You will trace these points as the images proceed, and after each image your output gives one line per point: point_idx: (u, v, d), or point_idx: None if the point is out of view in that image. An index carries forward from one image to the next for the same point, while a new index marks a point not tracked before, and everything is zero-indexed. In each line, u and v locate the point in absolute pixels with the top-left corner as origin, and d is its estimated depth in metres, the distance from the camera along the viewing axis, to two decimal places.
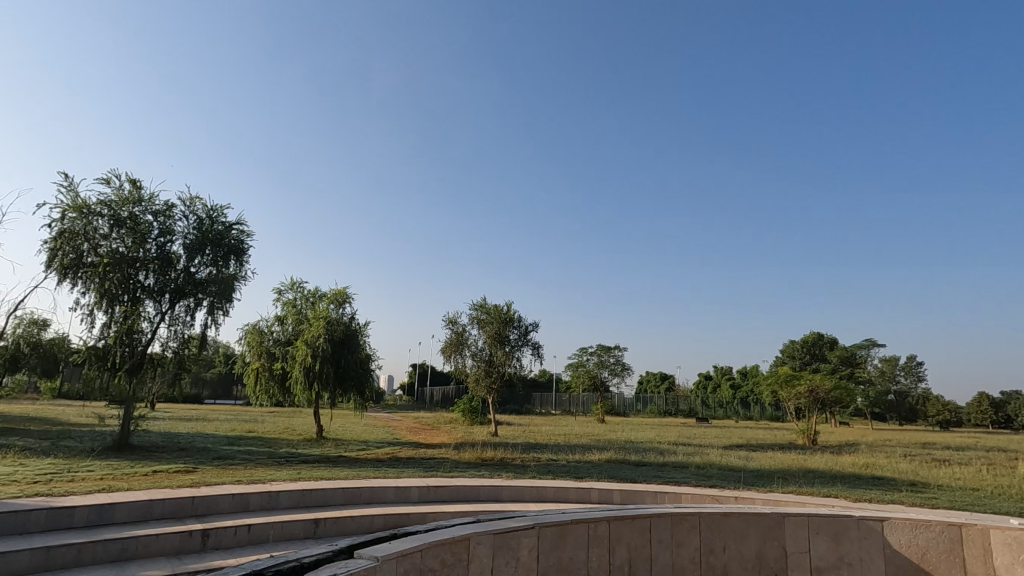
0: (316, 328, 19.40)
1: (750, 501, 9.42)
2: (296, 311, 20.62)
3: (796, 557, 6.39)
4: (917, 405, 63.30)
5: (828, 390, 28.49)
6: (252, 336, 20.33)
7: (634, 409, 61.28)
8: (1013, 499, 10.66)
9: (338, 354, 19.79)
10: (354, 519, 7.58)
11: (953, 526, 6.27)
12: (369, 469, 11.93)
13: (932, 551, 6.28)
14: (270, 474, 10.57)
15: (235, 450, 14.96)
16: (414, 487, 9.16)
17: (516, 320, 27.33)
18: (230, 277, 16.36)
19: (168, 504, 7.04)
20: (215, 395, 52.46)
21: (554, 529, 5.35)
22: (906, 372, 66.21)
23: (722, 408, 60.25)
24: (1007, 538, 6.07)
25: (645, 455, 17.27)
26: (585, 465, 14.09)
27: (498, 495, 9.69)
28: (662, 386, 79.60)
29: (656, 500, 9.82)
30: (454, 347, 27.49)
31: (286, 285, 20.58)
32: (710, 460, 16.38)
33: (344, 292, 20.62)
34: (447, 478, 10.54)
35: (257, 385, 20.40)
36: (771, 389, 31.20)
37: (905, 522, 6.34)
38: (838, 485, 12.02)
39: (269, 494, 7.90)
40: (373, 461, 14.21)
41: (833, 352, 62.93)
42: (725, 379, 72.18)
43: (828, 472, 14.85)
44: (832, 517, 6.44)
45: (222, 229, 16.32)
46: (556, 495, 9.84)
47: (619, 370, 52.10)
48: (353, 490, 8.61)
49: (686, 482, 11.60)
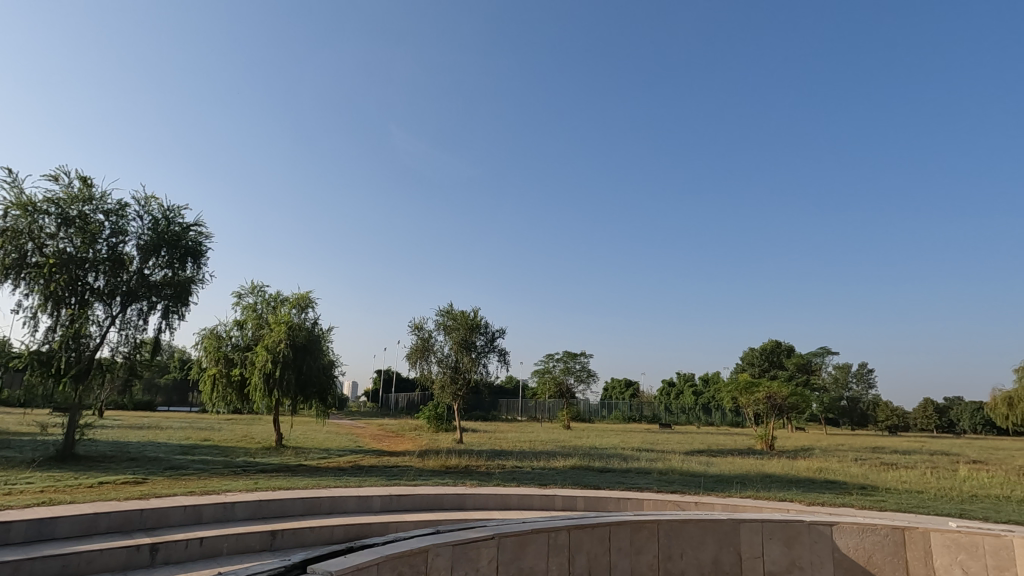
0: (277, 333, 18.93)
1: (710, 506, 9.63)
2: (256, 315, 20.10)
3: (750, 562, 6.55)
4: (868, 410, 65.82)
5: (784, 397, 29.40)
6: (209, 341, 19.70)
7: (599, 415, 61.93)
8: (955, 502, 11.16)
9: (299, 360, 19.35)
10: (313, 530, 7.39)
11: (898, 529, 6.53)
12: (330, 478, 11.66)
13: (878, 554, 6.52)
14: (226, 484, 10.21)
15: (189, 459, 14.43)
16: (376, 497, 9.00)
17: (482, 326, 27.29)
18: (187, 279, 15.83)
19: (114, 517, 6.72)
20: (169, 402, 50.57)
21: (513, 539, 5.33)
22: (858, 379, 68.84)
23: (685, 414, 61.43)
24: (945, 540, 6.38)
25: (609, 462, 17.44)
26: (549, 473, 14.13)
27: (462, 503, 9.62)
28: (627, 393, 80.69)
29: (618, 506, 9.92)
30: (420, 353, 27.24)
31: (246, 288, 20.04)
32: (672, 466, 16.68)
33: (307, 296, 20.21)
34: (411, 487, 10.41)
35: (213, 392, 19.73)
36: (732, 396, 32.00)
37: (853, 526, 6.56)
38: (793, 489, 12.39)
39: (224, 505, 7.63)
40: (334, 469, 13.89)
41: (791, 360, 65.04)
42: (687, 385, 73.66)
43: (784, 477, 15.29)
44: (786, 523, 6.62)
45: (179, 230, 15.80)
46: (521, 503, 9.84)
47: (585, 377, 52.60)
48: (313, 500, 8.41)
49: (648, 488, 11.76)
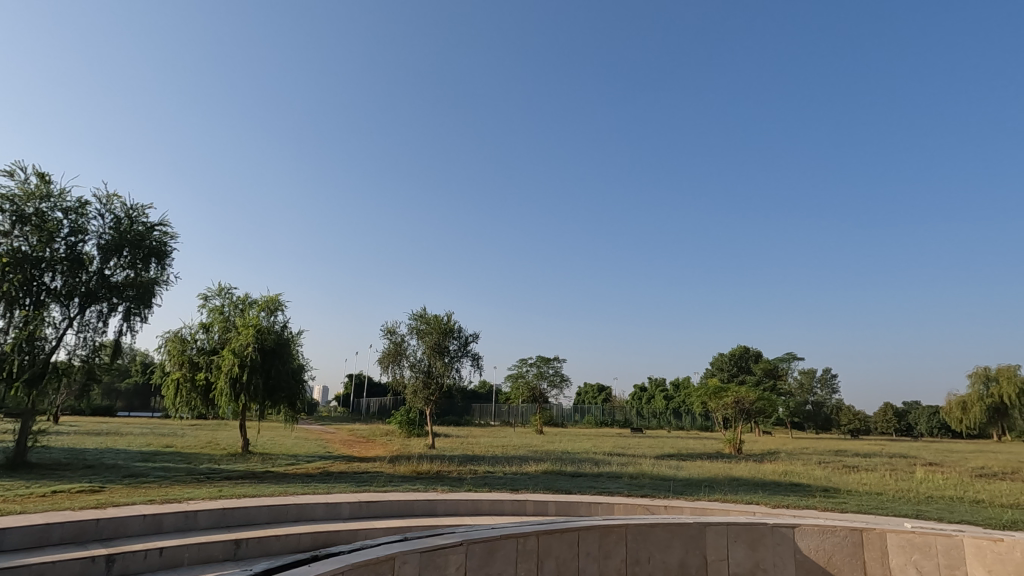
0: (245, 336, 18.50)
1: (679, 510, 9.76)
2: (223, 318, 19.61)
3: (715, 564, 6.66)
4: (832, 414, 67.73)
5: (752, 401, 30.03)
6: (172, 344, 19.13)
7: (572, 420, 62.15)
8: (912, 503, 11.55)
9: (268, 364, 18.94)
10: (279, 538, 7.21)
11: (857, 530, 6.71)
12: (297, 485, 11.41)
13: (837, 555, 6.70)
14: (188, 492, 9.89)
15: (150, 467, 13.94)
16: (345, 503, 8.85)
17: (456, 330, 27.17)
18: (150, 281, 15.36)
19: (68, 528, 6.45)
20: (130, 407, 48.97)
21: (482, 545, 5.32)
22: (822, 384, 70.82)
23: (656, 419, 62.23)
24: (901, 540, 6.62)
25: (581, 466, 17.53)
26: (521, 478, 14.12)
27: (432, 509, 9.54)
28: (599, 398, 81.36)
29: (589, 511, 9.97)
30: (392, 357, 26.97)
31: (213, 290, 19.56)
32: (643, 470, 16.85)
33: (276, 299, 19.82)
34: (380, 493, 10.26)
35: (176, 397, 19.12)
36: (701, 401, 32.52)
37: (814, 527, 6.74)
38: (760, 492, 12.64)
39: (186, 513, 7.40)
40: (303, 476, 13.59)
41: (758, 365, 66.52)
42: (659, 391, 74.62)
43: (750, 480, 15.61)
44: (749, 525, 6.76)
45: (142, 229, 15.33)
46: (492, 508, 9.81)
47: (558, 381, 52.78)
48: (280, 507, 8.23)
49: (619, 492, 11.84)
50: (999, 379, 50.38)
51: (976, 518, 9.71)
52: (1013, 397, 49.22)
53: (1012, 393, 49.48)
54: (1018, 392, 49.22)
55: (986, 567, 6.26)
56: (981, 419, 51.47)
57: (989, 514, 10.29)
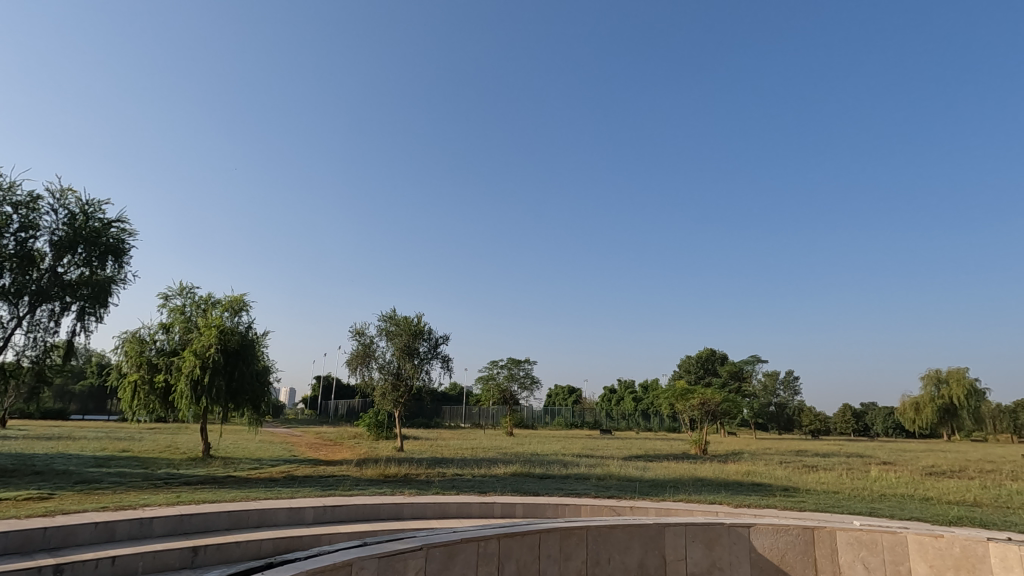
0: (207, 337, 18.01)
1: (645, 510, 9.91)
2: (185, 318, 19.07)
3: (673, 564, 6.79)
4: (794, 415, 69.78)
5: (717, 403, 30.69)
6: (130, 345, 18.50)
7: (542, 421, 62.31)
8: (867, 501, 12.00)
9: (231, 366, 18.46)
10: (239, 545, 7.04)
11: (808, 529, 6.94)
12: (260, 490, 11.18)
13: (790, 553, 6.91)
14: (144, 498, 9.56)
15: (105, 472, 13.45)
16: (309, 508, 8.71)
17: (426, 332, 26.98)
18: (106, 280, 14.81)
19: (12, 537, 6.14)
20: (84, 410, 47.08)
21: (441, 549, 5.30)
22: (785, 386, 72.91)
23: (625, 420, 63.12)
24: (849, 538, 6.86)
25: (550, 468, 17.69)
26: (490, 480, 14.09)
27: (399, 512, 9.48)
28: (570, 399, 82.09)
29: (555, 513, 10.04)
30: (361, 359, 26.62)
31: (174, 290, 18.98)
32: (610, 472, 17.05)
33: (241, 299, 19.34)
34: (346, 497, 10.12)
35: (133, 400, 18.45)
36: (669, 402, 33.02)
37: (768, 527, 6.94)
38: (722, 492, 12.93)
39: (140, 521, 7.15)
40: (266, 480, 13.32)
41: (724, 367, 68.07)
42: (628, 392, 75.64)
43: (713, 480, 15.99)
44: (707, 526, 6.93)
45: (98, 226, 14.81)
46: (459, 511, 9.77)
47: (528, 384, 52.91)
48: (240, 513, 8.04)
49: (586, 494, 11.95)
50: (949, 381, 52.90)
51: (925, 515, 10.11)
52: (962, 398, 51.76)
53: (961, 394, 52.05)
54: (966, 393, 51.86)
55: (928, 562, 6.58)
56: (932, 419, 53.61)
57: (937, 511, 10.78)
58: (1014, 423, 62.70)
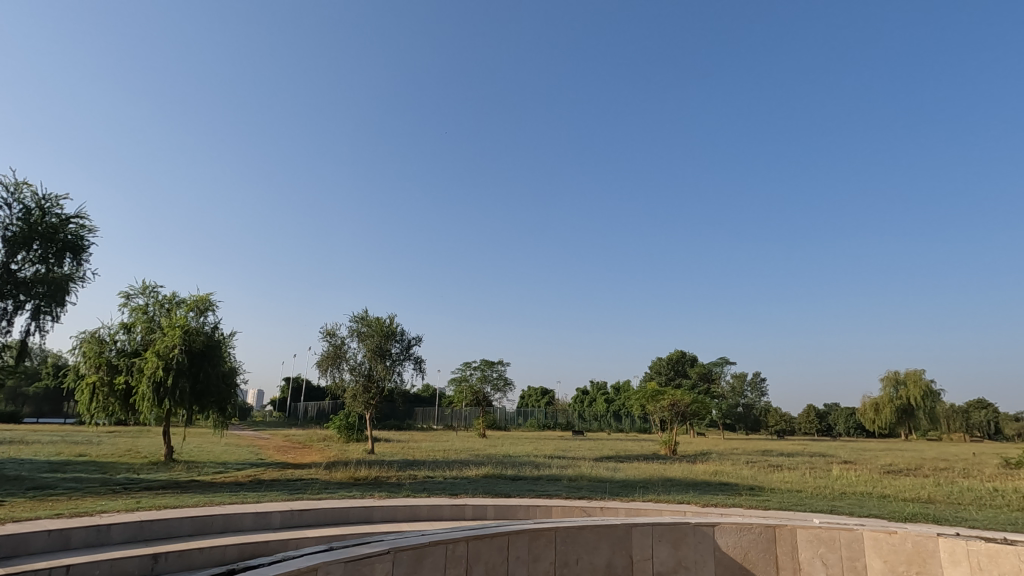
0: (171, 337, 17.52)
1: (615, 511, 10.03)
2: (147, 317, 18.52)
3: (640, 564, 6.89)
4: (761, 416, 71.62)
5: (687, 404, 31.25)
6: (89, 345, 17.83)
7: (515, 423, 62.36)
8: (830, 500, 12.34)
9: (195, 367, 17.96)
10: (202, 551, 6.83)
11: (770, 527, 7.13)
12: (224, 494, 10.90)
13: (752, 551, 7.09)
14: (101, 504, 9.22)
15: (61, 477, 12.94)
16: (276, 512, 8.55)
17: (398, 333, 26.75)
18: (63, 277, 14.27)
19: None
20: (39, 413, 45.41)
21: (409, 553, 5.27)
22: (752, 387, 74.76)
23: (597, 421, 63.81)
24: (809, 536, 7.07)
25: (522, 469, 17.74)
26: (461, 482, 14.06)
27: (369, 516, 9.37)
28: (543, 401, 82.49)
29: (527, 514, 10.08)
30: (331, 360, 26.22)
31: (136, 289, 18.39)
32: (582, 472, 17.21)
33: (207, 298, 18.87)
34: (314, 501, 9.96)
35: (92, 402, 17.80)
36: (640, 404, 33.46)
37: (732, 526, 7.10)
38: (691, 492, 13.15)
39: (97, 528, 6.89)
40: (231, 484, 13.03)
41: (694, 369, 69.44)
42: (600, 394, 76.38)
43: (682, 480, 16.32)
44: (674, 526, 7.05)
45: (56, 221, 14.28)
46: (430, 513, 9.73)
47: (501, 386, 53.02)
48: (204, 519, 7.83)
49: (558, 495, 12.05)
50: (907, 382, 55.05)
51: (882, 512, 10.49)
52: (919, 399, 53.96)
53: (918, 395, 54.24)
54: (922, 394, 54.09)
55: (882, 557, 6.83)
56: (891, 419, 55.60)
57: (894, 508, 11.20)
58: (966, 422, 65.79)
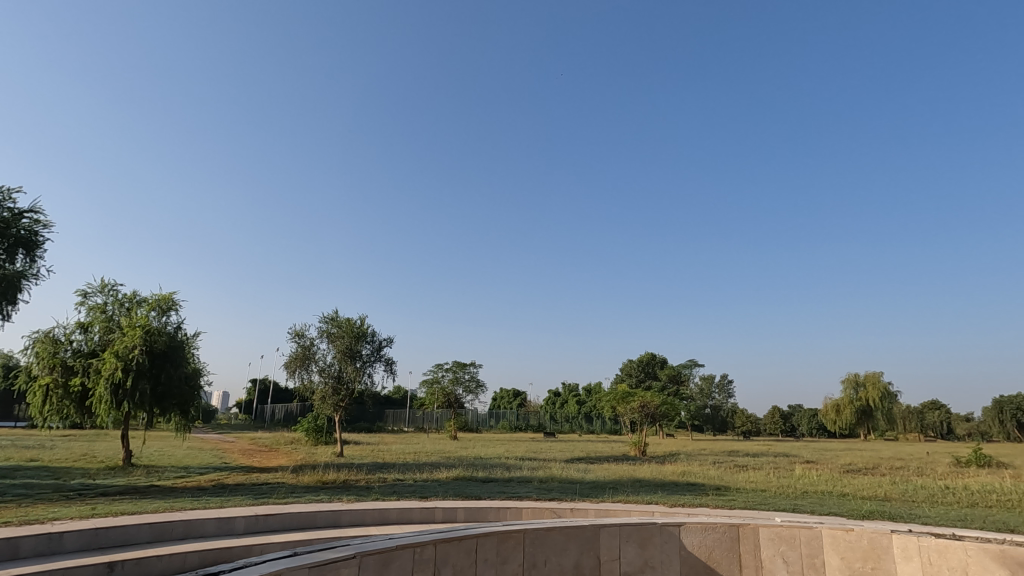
0: (131, 338, 16.92)
1: (585, 512, 10.11)
2: (106, 317, 17.85)
3: (608, 564, 6.96)
4: (728, 417, 73.15)
5: (656, 406, 31.73)
6: (42, 345, 17.11)
7: (487, 425, 62.19)
8: (793, 499, 12.69)
9: (157, 368, 17.38)
10: (160, 558, 6.62)
11: (733, 526, 7.29)
12: (185, 499, 10.57)
13: (717, 550, 7.24)
14: (54, 511, 8.85)
15: (10, 484, 12.36)
16: (239, 517, 8.33)
17: (369, 334, 26.44)
18: (16, 274, 13.67)
19: None
20: None
21: (375, 557, 5.20)
22: (720, 389, 76.32)
23: (568, 423, 64.20)
24: (771, 534, 7.25)
25: (493, 471, 17.74)
26: (431, 484, 13.96)
27: (336, 520, 9.21)
28: (514, 403, 82.58)
29: (497, 516, 10.07)
30: (300, 362, 25.76)
31: (94, 287, 17.70)
32: (553, 474, 17.31)
33: (170, 298, 18.30)
34: (279, 506, 9.75)
35: (44, 405, 17.05)
36: (611, 406, 33.80)
37: (697, 526, 7.24)
38: (659, 492, 13.36)
39: (48, 536, 6.61)
40: (193, 489, 12.66)
41: (664, 371, 70.50)
42: (572, 396, 76.89)
43: (651, 481, 16.55)
44: (641, 526, 7.14)
45: (8, 216, 13.66)
46: (399, 517, 9.64)
47: (473, 388, 52.89)
48: (163, 525, 7.59)
49: (528, 496, 12.07)
50: (866, 384, 56.96)
51: (841, 510, 10.86)
52: (877, 400, 55.89)
53: (876, 397, 56.15)
54: (880, 396, 56.06)
55: (839, 554, 7.05)
56: (851, 420, 57.46)
57: (851, 505, 11.60)
58: (921, 422, 68.46)
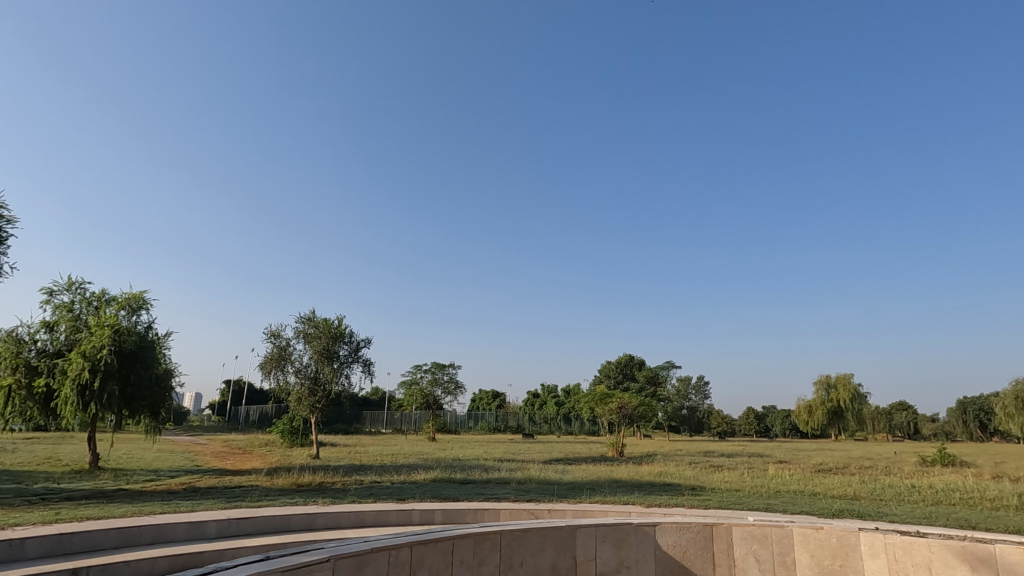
0: (99, 337, 16.46)
1: (562, 513, 10.15)
2: (72, 316, 17.34)
3: (583, 565, 7.00)
4: (704, 418, 74.17)
5: (633, 407, 32.03)
6: (4, 345, 16.55)
7: (466, 426, 62.01)
8: (766, 498, 12.92)
9: (126, 369, 16.93)
10: (128, 564, 6.43)
11: (707, 526, 7.39)
12: (155, 503, 10.30)
13: (691, 549, 7.34)
14: (15, 517, 8.55)
15: None
16: (211, 521, 8.16)
17: (346, 335, 26.14)
18: None
19: None
20: None
21: (351, 559, 5.15)
22: (697, 390, 77.36)
23: (547, 424, 64.36)
24: (743, 533, 7.38)
25: (472, 472, 17.70)
26: (409, 486, 13.86)
27: (311, 523, 9.08)
28: (493, 404, 82.52)
29: (475, 517, 10.04)
30: (275, 362, 25.35)
31: (61, 286, 17.18)
32: (531, 475, 17.32)
33: (141, 296, 17.87)
34: (252, 509, 9.57)
35: (6, 407, 16.47)
36: (589, 407, 34.00)
37: (672, 525, 7.33)
38: (636, 493, 13.46)
39: (9, 542, 6.37)
40: (163, 493, 12.35)
41: (642, 372, 71.20)
42: (551, 397, 77.16)
43: (628, 481, 16.68)
44: (617, 527, 7.20)
45: None
46: (376, 519, 9.54)
47: (452, 389, 52.69)
48: (131, 530, 7.39)
49: (506, 498, 12.07)
50: (837, 386, 58.29)
51: (812, 508, 11.10)
52: (847, 402, 57.25)
53: (846, 398, 57.52)
54: (851, 397, 57.44)
55: (809, 552, 7.21)
56: (822, 421, 58.76)
57: (822, 504, 11.86)
58: (889, 422, 70.33)
